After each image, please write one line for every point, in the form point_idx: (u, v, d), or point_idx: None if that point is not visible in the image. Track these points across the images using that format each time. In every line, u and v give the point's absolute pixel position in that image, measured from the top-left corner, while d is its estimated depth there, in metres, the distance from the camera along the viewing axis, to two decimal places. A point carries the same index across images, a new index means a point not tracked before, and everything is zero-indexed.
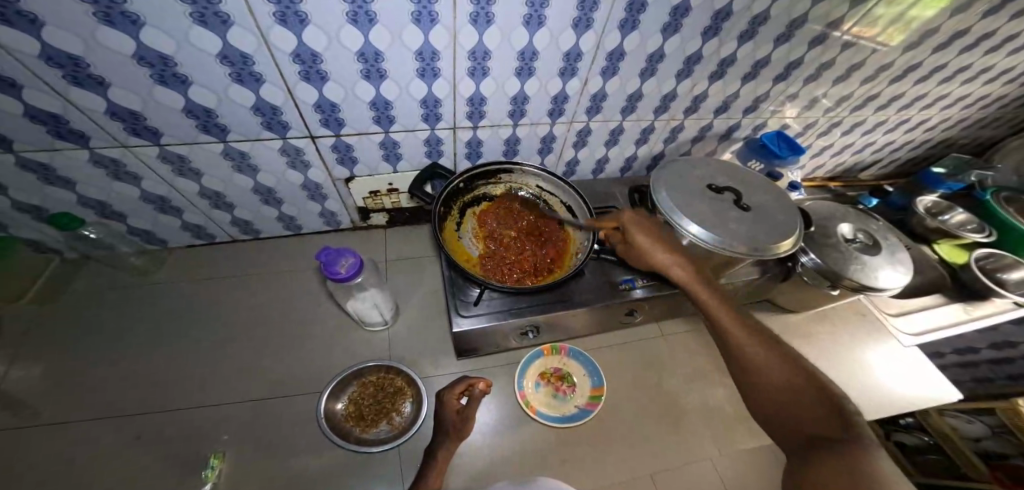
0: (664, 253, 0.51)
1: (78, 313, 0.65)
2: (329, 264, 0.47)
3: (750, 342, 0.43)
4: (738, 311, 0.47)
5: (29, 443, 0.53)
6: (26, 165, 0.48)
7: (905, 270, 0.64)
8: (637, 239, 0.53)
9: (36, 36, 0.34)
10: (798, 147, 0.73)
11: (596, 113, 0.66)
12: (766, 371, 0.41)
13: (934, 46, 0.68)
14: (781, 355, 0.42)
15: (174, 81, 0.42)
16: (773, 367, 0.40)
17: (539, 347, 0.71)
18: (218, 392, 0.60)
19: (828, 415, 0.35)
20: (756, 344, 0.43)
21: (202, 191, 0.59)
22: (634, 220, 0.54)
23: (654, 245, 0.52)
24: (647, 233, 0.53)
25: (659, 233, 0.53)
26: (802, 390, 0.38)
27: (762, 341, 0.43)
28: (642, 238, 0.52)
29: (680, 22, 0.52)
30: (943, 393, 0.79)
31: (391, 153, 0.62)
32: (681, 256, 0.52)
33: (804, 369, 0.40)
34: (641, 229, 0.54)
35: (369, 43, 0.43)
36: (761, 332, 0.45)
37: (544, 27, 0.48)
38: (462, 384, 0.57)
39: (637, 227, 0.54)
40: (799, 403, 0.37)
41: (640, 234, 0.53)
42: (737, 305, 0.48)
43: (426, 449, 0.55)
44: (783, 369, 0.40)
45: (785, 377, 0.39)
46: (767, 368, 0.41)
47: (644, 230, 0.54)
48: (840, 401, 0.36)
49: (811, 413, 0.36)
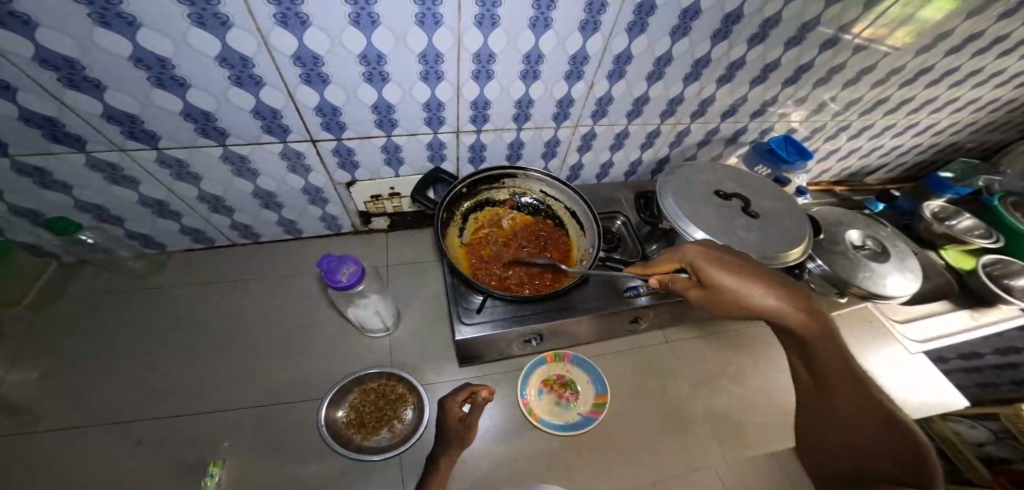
0: (751, 287, 0.37)
1: (76, 318, 0.64)
2: (330, 271, 0.46)
3: (828, 368, 0.36)
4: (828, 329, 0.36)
5: (25, 451, 0.52)
6: (22, 169, 0.47)
7: (915, 278, 0.63)
8: (710, 274, 0.40)
9: (29, 37, 0.33)
10: (806, 151, 0.72)
11: (602, 116, 0.65)
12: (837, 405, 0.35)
13: (945, 50, 0.67)
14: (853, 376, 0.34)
15: (173, 84, 0.41)
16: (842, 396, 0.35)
17: (542, 354, 0.70)
18: (218, 399, 0.59)
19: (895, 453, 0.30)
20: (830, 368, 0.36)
21: (201, 195, 0.58)
22: (700, 252, 0.41)
23: (730, 275, 0.39)
24: (716, 264, 0.40)
25: (732, 257, 0.40)
26: (865, 423, 0.32)
27: (838, 362, 0.36)
28: (721, 274, 0.39)
29: (690, 24, 0.51)
30: (950, 400, 0.79)
31: (393, 156, 0.61)
32: (771, 281, 0.38)
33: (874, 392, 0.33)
34: (718, 265, 0.40)
35: (371, 45, 0.42)
36: (844, 353, 0.35)
37: (551, 29, 0.47)
38: (465, 391, 0.56)
39: (701, 259, 0.41)
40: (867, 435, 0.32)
41: (712, 269, 0.40)
42: (831, 324, 0.37)
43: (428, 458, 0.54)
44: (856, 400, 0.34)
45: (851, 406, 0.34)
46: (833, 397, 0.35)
47: (716, 257, 0.40)
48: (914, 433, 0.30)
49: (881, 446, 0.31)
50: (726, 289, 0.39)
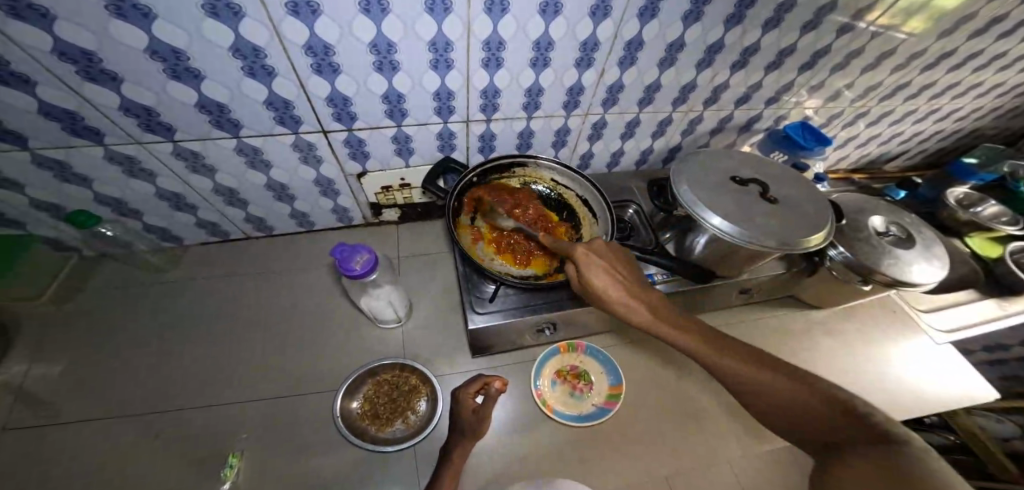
0: (612, 284, 0.45)
1: (96, 311, 0.65)
2: (344, 261, 0.46)
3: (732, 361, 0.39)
4: (701, 328, 0.42)
5: (53, 440, 0.53)
6: (43, 162, 0.47)
7: (942, 265, 0.61)
8: (587, 275, 0.46)
9: (45, 28, 0.33)
10: (825, 138, 0.70)
11: (612, 104, 0.64)
12: (758, 387, 0.37)
13: (969, 33, 0.65)
14: (777, 366, 0.38)
15: (188, 76, 0.41)
16: (768, 381, 0.36)
17: (555, 345, 0.69)
18: (235, 390, 0.60)
19: (843, 418, 0.32)
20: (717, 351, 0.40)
21: (216, 188, 0.59)
22: (590, 254, 0.47)
23: (600, 274, 0.46)
24: (592, 264, 0.46)
25: (607, 260, 0.47)
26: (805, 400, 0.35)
27: (720, 348, 0.40)
28: (593, 272, 0.45)
29: (703, 9, 0.50)
30: (980, 392, 0.76)
31: (403, 147, 0.61)
32: (631, 282, 0.46)
33: (803, 376, 0.37)
34: (603, 269, 0.46)
35: (381, 35, 0.42)
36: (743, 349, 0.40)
37: (560, 16, 0.46)
38: (478, 383, 0.54)
39: (585, 259, 0.46)
40: (802, 409, 0.34)
41: (595, 273, 0.46)
42: (691, 317, 0.44)
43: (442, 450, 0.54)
44: (784, 381, 0.36)
45: (785, 390, 0.35)
46: (766, 386, 0.36)
47: (597, 258, 0.46)
48: (846, 400, 0.34)
49: (833, 427, 0.32)
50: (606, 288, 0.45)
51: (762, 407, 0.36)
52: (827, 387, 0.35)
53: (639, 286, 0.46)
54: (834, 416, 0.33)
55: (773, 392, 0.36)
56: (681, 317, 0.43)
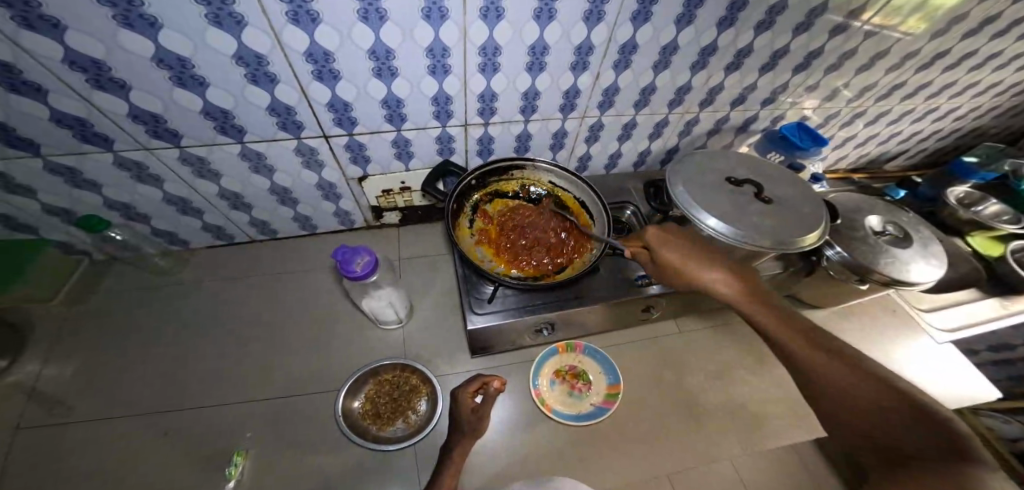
0: (692, 264, 0.47)
1: (105, 313, 0.67)
2: (345, 262, 0.47)
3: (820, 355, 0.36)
4: (780, 312, 0.42)
5: (63, 438, 0.55)
6: (55, 169, 0.49)
7: (940, 264, 0.61)
8: (662, 255, 0.48)
9: (57, 38, 0.34)
10: (821, 138, 0.70)
11: (608, 107, 0.65)
12: (825, 379, 0.34)
13: (962, 32, 0.65)
14: (849, 362, 0.34)
15: (193, 84, 0.42)
16: (836, 373, 0.34)
17: (553, 345, 0.70)
18: (240, 389, 0.61)
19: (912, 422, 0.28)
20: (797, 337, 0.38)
21: (221, 192, 0.61)
22: (660, 234, 0.49)
23: (678, 253, 0.48)
24: (668, 244, 0.48)
25: (685, 242, 0.49)
26: (879, 401, 0.30)
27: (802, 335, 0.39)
28: (668, 252, 0.47)
29: (695, 13, 0.50)
30: (982, 391, 0.75)
31: (403, 151, 0.62)
32: (713, 263, 0.47)
33: (879, 373, 0.32)
34: (673, 248, 0.48)
35: (380, 41, 0.43)
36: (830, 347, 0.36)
37: (555, 20, 0.47)
38: (477, 381, 0.55)
39: (659, 240, 0.48)
40: (866, 409, 0.31)
41: (665, 249, 0.48)
42: (774, 302, 0.44)
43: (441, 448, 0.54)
44: (851, 375, 0.33)
45: (854, 385, 0.32)
46: (832, 378, 0.34)
47: (671, 241, 0.49)
48: (930, 403, 0.28)
49: (896, 426, 0.28)
50: (675, 266, 0.47)
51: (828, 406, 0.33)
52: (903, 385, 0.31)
53: (723, 267, 0.47)
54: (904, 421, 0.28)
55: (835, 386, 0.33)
56: (768, 299, 0.44)
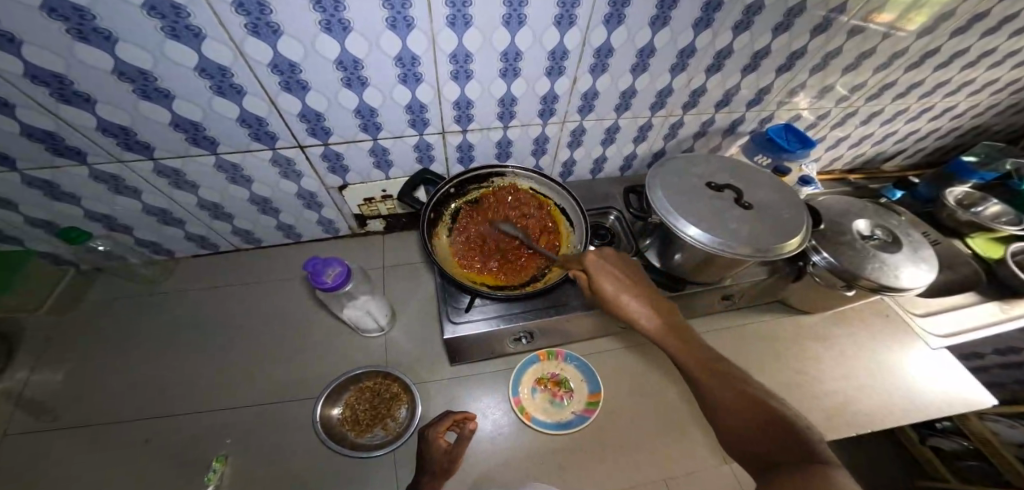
0: (625, 294, 0.45)
1: (91, 322, 0.68)
2: (316, 273, 0.47)
3: (708, 378, 0.38)
4: (697, 350, 0.40)
5: (45, 446, 0.56)
6: (32, 182, 0.50)
7: (931, 269, 0.59)
8: (597, 282, 0.46)
9: (17, 55, 0.34)
10: (808, 139, 0.69)
11: (589, 111, 0.64)
12: (717, 403, 0.36)
13: (952, 30, 0.63)
14: (735, 385, 0.36)
15: (158, 96, 0.42)
16: (726, 397, 0.35)
17: (535, 353, 0.69)
18: (221, 397, 0.62)
19: (786, 442, 0.30)
20: (698, 365, 0.39)
21: (201, 203, 0.61)
22: (598, 262, 0.47)
23: (612, 283, 0.45)
24: (603, 272, 0.46)
25: (620, 271, 0.47)
26: (759, 418, 0.33)
27: (705, 364, 0.39)
28: (604, 281, 0.45)
29: (669, 15, 0.49)
30: (979, 398, 0.73)
31: (382, 159, 0.62)
32: (644, 295, 0.45)
33: (761, 398, 0.34)
34: (609, 277, 0.46)
35: (346, 51, 0.43)
36: (728, 371, 0.38)
37: (525, 26, 0.46)
38: (450, 419, 0.55)
39: (596, 269, 0.46)
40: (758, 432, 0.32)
41: (601, 278, 0.46)
42: (696, 339, 0.42)
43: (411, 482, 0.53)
44: (740, 399, 0.34)
45: (751, 408, 0.34)
46: (725, 403, 0.35)
47: (607, 268, 0.47)
48: (802, 423, 0.31)
49: (776, 440, 0.30)
50: (611, 296, 0.45)
51: (718, 421, 0.35)
52: (778, 408, 0.33)
53: (654, 301, 0.45)
54: (782, 440, 0.30)
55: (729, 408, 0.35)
56: (688, 337, 0.42)
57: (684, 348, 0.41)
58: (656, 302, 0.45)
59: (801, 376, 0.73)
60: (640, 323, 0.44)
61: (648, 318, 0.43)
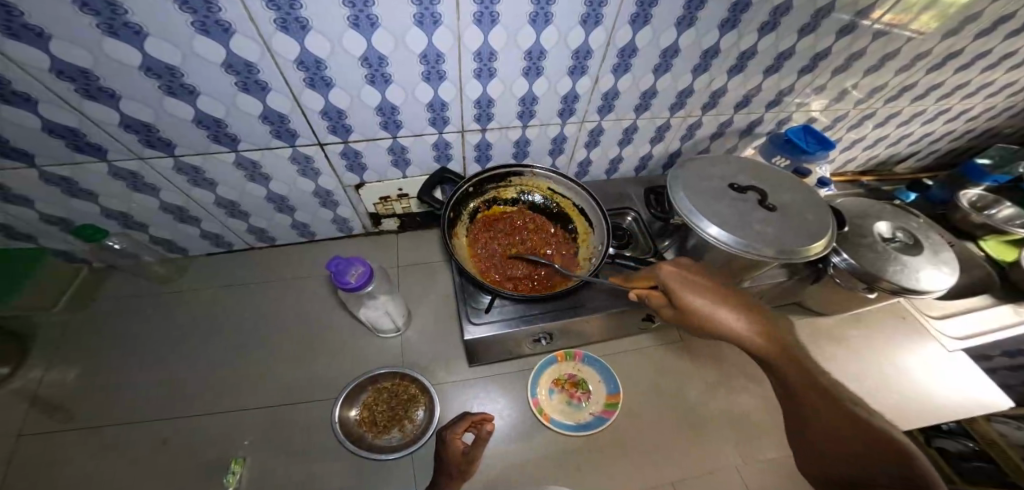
0: (721, 308, 0.40)
1: (104, 320, 0.67)
2: (339, 273, 0.47)
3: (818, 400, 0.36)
4: (803, 362, 0.37)
5: (60, 446, 0.55)
6: (50, 179, 0.49)
7: (952, 272, 0.59)
8: (683, 298, 0.41)
9: (43, 48, 0.34)
10: (827, 140, 0.69)
11: (609, 111, 0.63)
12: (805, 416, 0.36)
13: (974, 33, 0.63)
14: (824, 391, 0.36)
15: (183, 92, 0.42)
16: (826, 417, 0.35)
17: (552, 353, 0.69)
18: (238, 397, 0.61)
19: (889, 463, 0.31)
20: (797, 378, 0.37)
21: (218, 201, 0.61)
22: (674, 273, 0.44)
23: (700, 296, 0.41)
24: (687, 285, 0.42)
25: (705, 281, 0.43)
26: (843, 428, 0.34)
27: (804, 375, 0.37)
28: (693, 296, 0.41)
29: (696, 15, 0.49)
30: (994, 399, 0.73)
31: (399, 158, 0.62)
32: (739, 305, 0.41)
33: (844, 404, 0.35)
34: (697, 291, 0.42)
35: (372, 48, 0.42)
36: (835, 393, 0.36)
37: (551, 25, 0.46)
38: (467, 422, 0.52)
39: (678, 282, 0.42)
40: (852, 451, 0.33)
41: (686, 292, 0.42)
42: (800, 348, 0.39)
43: (429, 484, 0.52)
44: (839, 418, 0.34)
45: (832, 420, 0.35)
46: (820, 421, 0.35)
47: (691, 280, 0.42)
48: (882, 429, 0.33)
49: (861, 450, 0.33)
50: (704, 313, 0.40)
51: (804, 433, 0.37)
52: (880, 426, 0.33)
53: (754, 311, 0.41)
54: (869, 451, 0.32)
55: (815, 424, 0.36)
56: (795, 350, 0.38)
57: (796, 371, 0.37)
58: (754, 311, 0.40)
59: None
60: (741, 338, 0.39)
61: (751, 334, 0.39)
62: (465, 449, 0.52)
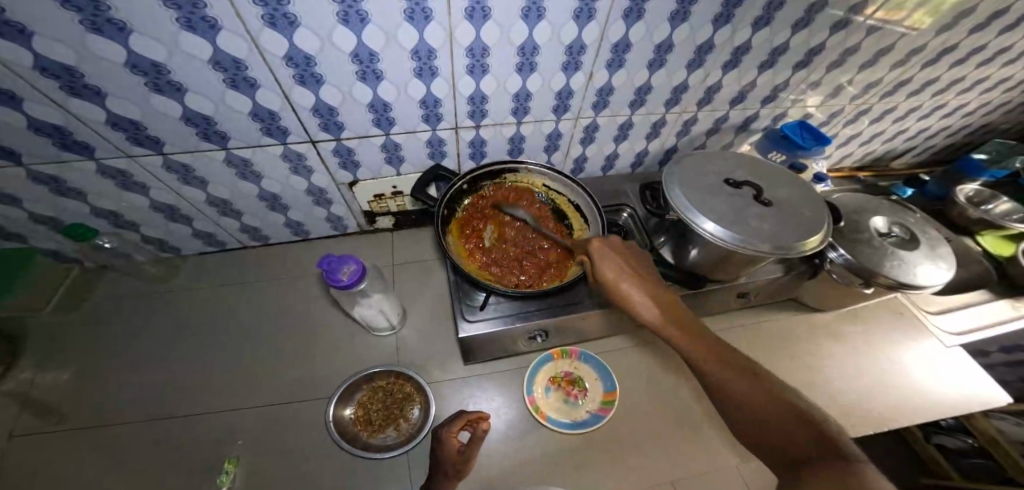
0: (627, 281, 0.47)
1: (96, 321, 0.67)
2: (331, 271, 0.46)
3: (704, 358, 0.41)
4: (696, 339, 0.42)
5: (51, 448, 0.54)
6: (38, 177, 0.49)
7: (948, 266, 0.59)
8: (599, 268, 0.48)
9: (24, 44, 0.33)
10: (823, 136, 0.69)
11: (604, 107, 0.63)
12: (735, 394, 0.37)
13: (970, 27, 0.63)
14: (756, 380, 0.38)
15: (170, 89, 0.41)
16: (749, 394, 0.37)
17: (548, 351, 0.69)
18: (232, 397, 0.61)
19: (808, 435, 0.31)
20: (726, 371, 0.39)
21: (210, 199, 0.60)
22: (600, 248, 0.50)
23: (614, 269, 0.48)
24: (605, 258, 0.49)
25: (624, 259, 0.49)
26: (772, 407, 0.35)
27: (735, 367, 0.39)
28: (606, 267, 0.47)
29: (690, 9, 0.48)
30: (992, 395, 0.73)
31: (393, 155, 0.61)
32: (646, 282, 0.47)
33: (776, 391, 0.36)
34: (612, 264, 0.48)
35: (362, 44, 0.42)
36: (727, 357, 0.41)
37: (544, 19, 0.45)
38: (462, 420, 0.51)
39: (599, 254, 0.49)
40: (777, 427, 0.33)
41: (602, 263, 0.48)
42: (695, 325, 0.44)
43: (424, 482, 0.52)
44: (761, 395, 0.36)
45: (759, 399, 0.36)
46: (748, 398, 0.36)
47: (611, 256, 0.49)
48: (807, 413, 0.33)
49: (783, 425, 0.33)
50: (613, 283, 0.47)
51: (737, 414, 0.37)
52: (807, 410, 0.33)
53: (657, 287, 0.47)
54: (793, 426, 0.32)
55: (750, 412, 0.35)
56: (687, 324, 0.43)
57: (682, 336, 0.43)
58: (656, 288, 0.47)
59: (815, 374, 0.73)
60: (642, 310, 0.45)
61: (648, 304, 0.45)
62: (460, 448, 0.51)
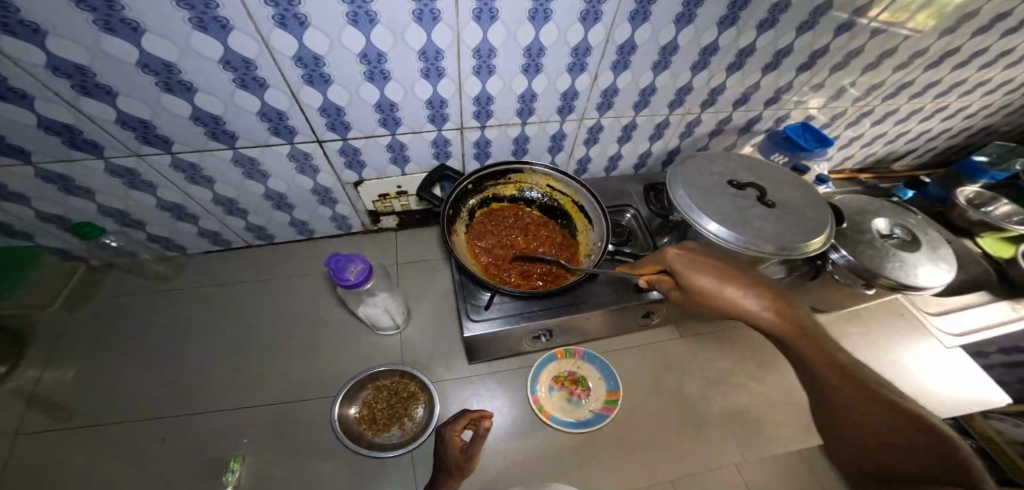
0: (730, 287, 0.42)
1: (101, 318, 0.67)
2: (339, 270, 0.47)
3: (833, 371, 0.35)
4: (816, 339, 0.38)
5: (60, 443, 0.55)
6: (46, 176, 0.49)
7: (949, 268, 0.59)
8: (691, 278, 0.43)
9: (38, 44, 0.33)
10: (825, 138, 0.69)
11: (608, 108, 0.63)
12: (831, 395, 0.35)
13: (972, 30, 0.63)
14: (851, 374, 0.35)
15: (180, 89, 0.41)
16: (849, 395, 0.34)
17: (552, 351, 0.69)
18: (236, 395, 0.61)
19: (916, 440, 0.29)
20: (835, 374, 0.35)
21: (216, 198, 0.60)
22: (681, 255, 0.45)
23: (710, 276, 0.42)
24: (694, 265, 0.43)
25: (713, 262, 0.44)
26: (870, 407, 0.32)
27: (845, 372, 0.35)
28: (703, 278, 0.42)
29: (695, 11, 0.49)
30: (991, 395, 0.74)
31: (398, 155, 0.62)
32: (748, 284, 0.42)
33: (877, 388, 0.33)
34: (705, 270, 0.43)
35: (371, 44, 0.42)
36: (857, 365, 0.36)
37: (551, 21, 0.46)
38: (466, 418, 0.51)
39: (682, 262, 0.44)
40: (878, 428, 0.31)
41: (693, 271, 0.43)
42: (816, 330, 0.39)
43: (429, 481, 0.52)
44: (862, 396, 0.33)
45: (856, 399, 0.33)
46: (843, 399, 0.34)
47: (700, 261, 0.44)
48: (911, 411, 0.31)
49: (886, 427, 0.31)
50: (713, 291, 0.42)
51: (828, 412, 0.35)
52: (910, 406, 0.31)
53: (763, 289, 0.42)
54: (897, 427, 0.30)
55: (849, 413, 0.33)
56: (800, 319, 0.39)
57: (806, 342, 0.38)
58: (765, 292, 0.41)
59: None
60: (753, 315, 0.40)
61: (762, 310, 0.40)
62: (464, 445, 0.51)
